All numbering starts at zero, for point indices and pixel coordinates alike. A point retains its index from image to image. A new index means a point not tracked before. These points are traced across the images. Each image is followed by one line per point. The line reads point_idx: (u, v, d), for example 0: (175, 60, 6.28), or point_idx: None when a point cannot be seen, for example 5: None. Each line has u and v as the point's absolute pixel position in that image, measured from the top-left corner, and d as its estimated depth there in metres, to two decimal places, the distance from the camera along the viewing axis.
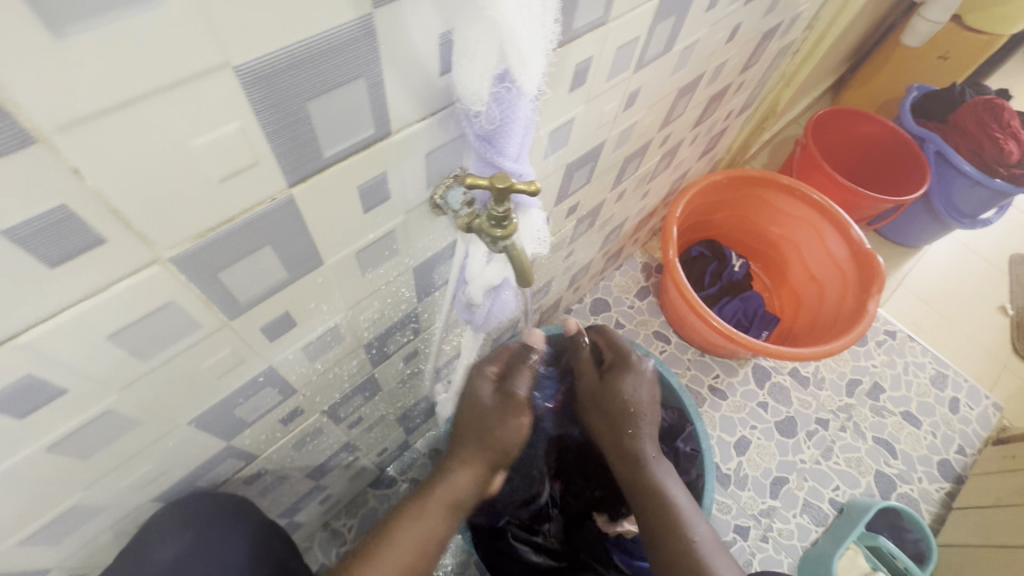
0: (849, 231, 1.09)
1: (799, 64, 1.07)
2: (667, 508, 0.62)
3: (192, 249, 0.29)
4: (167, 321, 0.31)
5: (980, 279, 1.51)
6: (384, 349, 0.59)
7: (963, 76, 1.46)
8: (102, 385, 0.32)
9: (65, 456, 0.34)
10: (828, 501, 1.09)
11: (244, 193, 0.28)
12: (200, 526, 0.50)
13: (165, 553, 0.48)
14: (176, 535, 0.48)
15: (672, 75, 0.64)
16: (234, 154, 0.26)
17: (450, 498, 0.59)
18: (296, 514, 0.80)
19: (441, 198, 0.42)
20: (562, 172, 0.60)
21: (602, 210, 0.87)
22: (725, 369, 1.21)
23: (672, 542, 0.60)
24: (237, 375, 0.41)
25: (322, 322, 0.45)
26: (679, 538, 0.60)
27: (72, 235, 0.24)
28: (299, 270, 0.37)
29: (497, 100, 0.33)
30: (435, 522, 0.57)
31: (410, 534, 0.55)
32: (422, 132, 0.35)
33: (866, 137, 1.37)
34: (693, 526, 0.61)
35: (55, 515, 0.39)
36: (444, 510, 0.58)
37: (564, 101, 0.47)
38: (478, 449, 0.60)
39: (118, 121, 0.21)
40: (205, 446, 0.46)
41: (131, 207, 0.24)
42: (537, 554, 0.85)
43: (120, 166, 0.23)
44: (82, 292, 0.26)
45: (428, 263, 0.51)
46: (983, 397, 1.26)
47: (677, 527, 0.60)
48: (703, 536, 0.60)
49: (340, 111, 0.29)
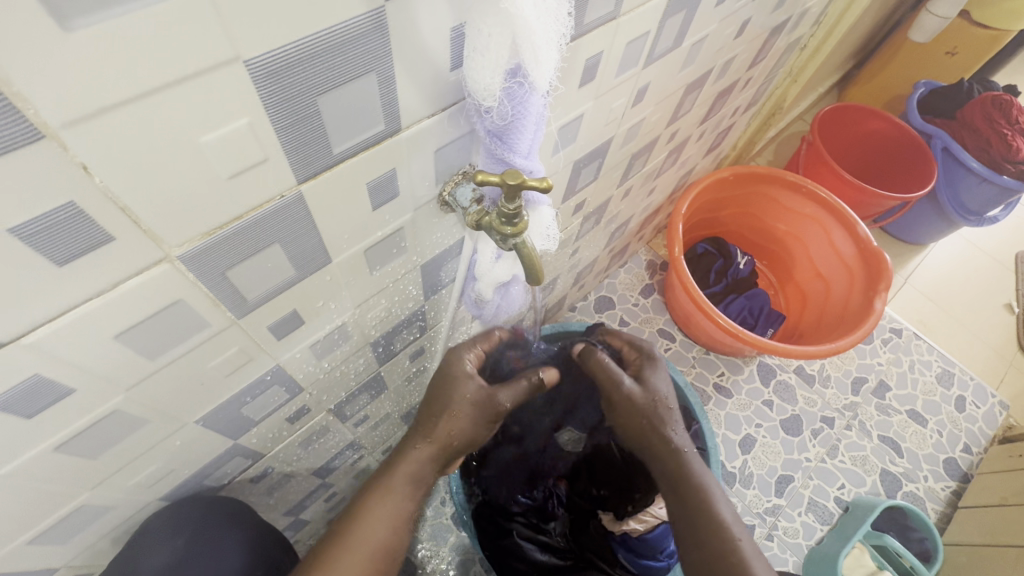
0: (855, 228, 1.08)
1: (806, 60, 1.06)
2: (706, 505, 0.55)
3: (201, 247, 0.28)
4: (175, 320, 0.31)
5: (987, 276, 1.50)
6: (391, 347, 0.59)
7: (971, 72, 1.45)
8: (110, 385, 0.31)
9: (72, 456, 0.34)
10: (834, 499, 1.09)
11: (253, 191, 0.28)
12: (193, 530, 0.48)
13: (159, 558, 0.46)
14: (167, 540, 0.47)
15: (681, 70, 0.63)
16: (244, 151, 0.26)
17: (410, 472, 0.50)
18: (301, 512, 0.80)
19: (450, 195, 0.41)
20: (570, 169, 0.60)
21: (608, 207, 0.86)
22: (730, 367, 1.21)
23: (712, 541, 0.53)
24: (244, 374, 0.41)
25: (330, 321, 0.45)
26: (720, 536, 0.53)
27: (81, 233, 0.23)
28: (307, 268, 0.37)
29: (509, 95, 0.32)
30: (396, 504, 0.48)
31: (376, 517, 0.47)
32: (432, 128, 0.35)
33: (873, 133, 1.36)
34: (734, 522, 0.55)
35: (62, 515, 0.38)
36: (407, 486, 0.50)
37: (574, 97, 0.47)
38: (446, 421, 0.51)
39: (126, 116, 0.21)
40: (213, 446, 0.46)
41: (140, 205, 0.24)
42: (542, 552, 0.84)
43: (129, 163, 0.22)
44: (90, 291, 0.26)
45: (436, 260, 0.51)
46: (989, 395, 1.25)
47: (718, 523, 0.54)
48: (745, 533, 0.54)
49: (350, 106, 0.28)
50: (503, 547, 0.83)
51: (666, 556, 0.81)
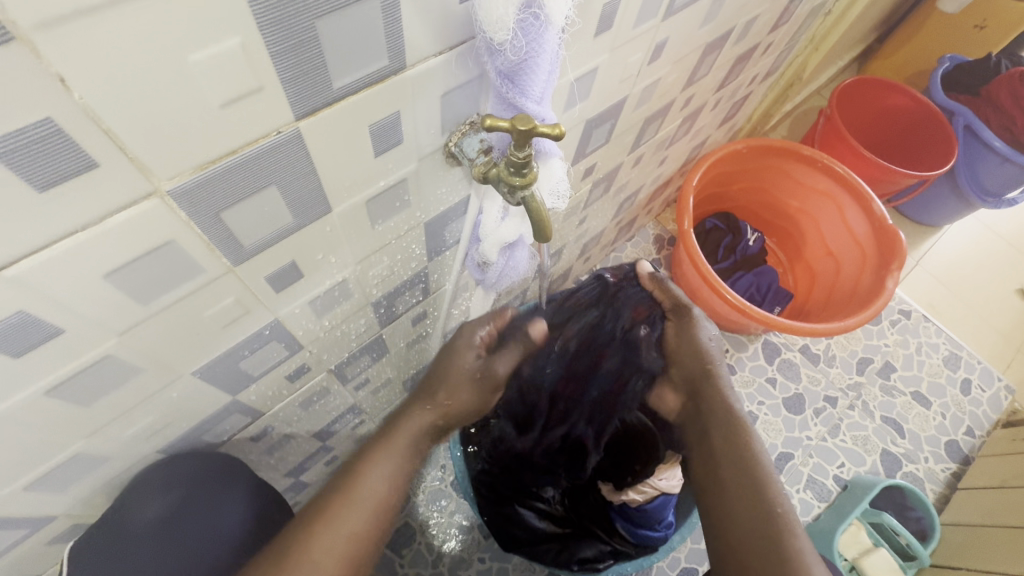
0: (871, 205, 1.05)
1: (831, 26, 1.01)
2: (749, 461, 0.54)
3: (192, 184, 0.27)
4: (168, 264, 0.30)
5: (1000, 260, 1.47)
6: (393, 308, 0.58)
7: (1000, 47, 1.39)
8: (100, 329, 0.30)
9: (65, 402, 0.33)
10: (833, 478, 1.09)
11: (247, 123, 0.26)
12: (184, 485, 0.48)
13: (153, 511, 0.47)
14: (163, 492, 0.47)
15: (700, 27, 0.60)
16: (237, 76, 0.24)
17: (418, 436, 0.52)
18: (301, 474, 0.80)
19: (456, 145, 0.39)
20: (580, 129, 0.57)
21: (619, 174, 0.83)
22: (734, 345, 1.19)
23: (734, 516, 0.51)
24: (242, 327, 0.40)
25: (330, 276, 0.43)
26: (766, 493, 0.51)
27: (62, 155, 0.22)
28: (307, 216, 0.35)
29: (523, 30, 0.30)
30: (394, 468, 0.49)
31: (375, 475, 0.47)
32: (440, 68, 0.33)
33: (895, 109, 1.32)
34: (782, 488, 0.51)
35: (57, 463, 0.38)
36: (412, 448, 0.51)
37: (588, 47, 0.44)
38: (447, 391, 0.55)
39: (105, 25, 0.19)
40: (209, 400, 0.45)
41: (125, 128, 0.22)
42: (541, 520, 0.86)
43: (118, 81, 0.21)
44: (76, 224, 0.24)
45: (440, 218, 0.49)
46: (996, 379, 1.24)
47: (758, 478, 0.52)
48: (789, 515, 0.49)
49: (351, 34, 0.26)
50: (501, 514, 0.84)
51: (664, 526, 0.79)
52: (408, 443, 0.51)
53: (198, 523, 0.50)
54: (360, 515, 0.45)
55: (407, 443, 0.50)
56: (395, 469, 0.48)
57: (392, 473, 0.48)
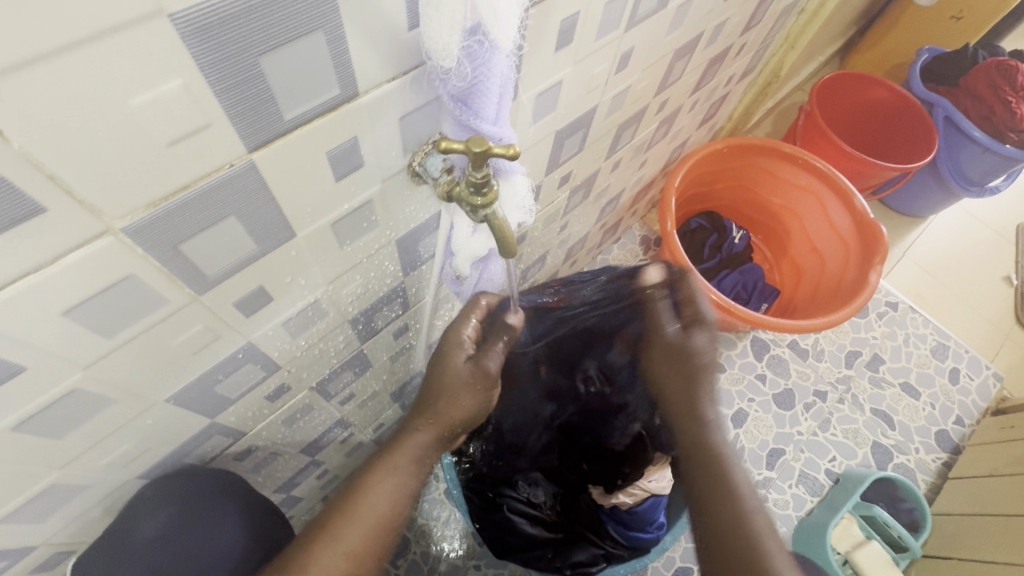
0: (852, 200, 1.06)
1: (804, 25, 1.02)
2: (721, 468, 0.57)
3: (147, 220, 0.27)
4: (130, 297, 0.30)
5: (986, 248, 1.48)
6: (372, 324, 0.58)
7: (977, 37, 1.40)
8: (66, 363, 0.31)
9: (35, 436, 0.34)
10: (825, 472, 1.09)
11: (198, 159, 0.27)
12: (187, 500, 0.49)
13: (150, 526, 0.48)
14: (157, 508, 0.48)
15: (668, 35, 0.61)
16: (182, 115, 0.24)
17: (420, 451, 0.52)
18: (292, 489, 0.81)
19: (419, 165, 0.40)
20: (552, 139, 0.58)
21: (598, 179, 0.84)
22: (723, 343, 1.20)
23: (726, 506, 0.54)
24: (214, 352, 0.40)
25: (302, 297, 0.44)
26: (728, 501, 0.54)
27: (7, 203, 0.22)
28: (271, 242, 0.36)
29: (469, 55, 0.31)
30: (398, 479, 0.49)
31: (376, 493, 0.48)
32: (394, 92, 0.33)
33: (875, 103, 1.33)
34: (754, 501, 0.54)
35: (32, 494, 0.38)
36: (412, 464, 0.51)
37: (550, 62, 0.45)
38: (446, 399, 0.55)
39: (39, 76, 0.19)
40: (187, 425, 0.45)
41: (71, 173, 0.23)
42: (533, 525, 0.86)
43: (58, 129, 0.21)
44: (28, 267, 0.25)
45: (412, 235, 0.50)
46: (984, 367, 1.25)
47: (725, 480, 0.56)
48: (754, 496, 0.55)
49: (298, 68, 0.27)
50: (494, 522, 0.85)
51: (655, 528, 0.80)
52: (409, 457, 0.51)
53: (195, 536, 0.51)
54: (358, 531, 0.46)
55: (408, 457, 0.51)
56: (394, 486, 0.49)
57: (393, 488, 0.49)
